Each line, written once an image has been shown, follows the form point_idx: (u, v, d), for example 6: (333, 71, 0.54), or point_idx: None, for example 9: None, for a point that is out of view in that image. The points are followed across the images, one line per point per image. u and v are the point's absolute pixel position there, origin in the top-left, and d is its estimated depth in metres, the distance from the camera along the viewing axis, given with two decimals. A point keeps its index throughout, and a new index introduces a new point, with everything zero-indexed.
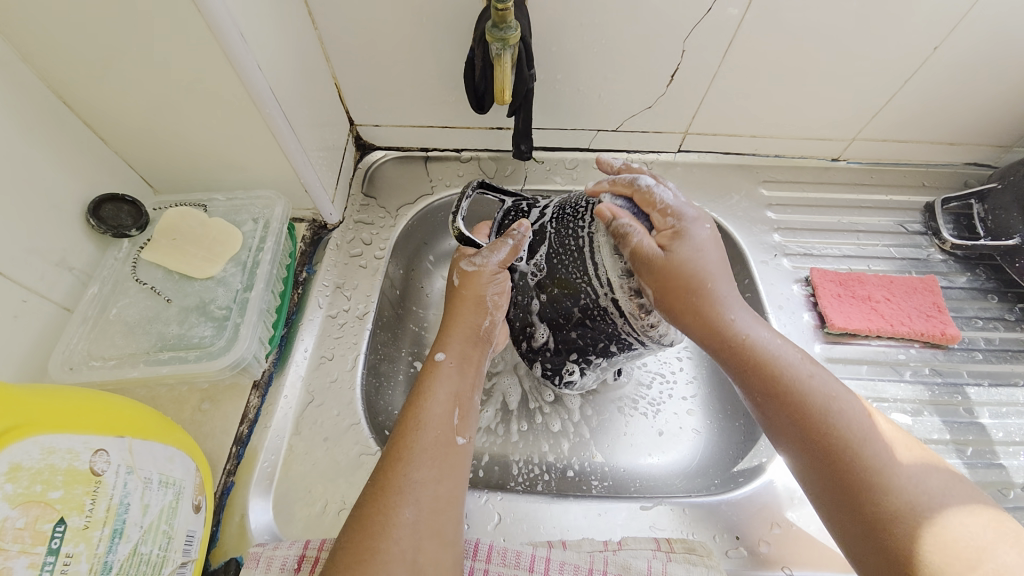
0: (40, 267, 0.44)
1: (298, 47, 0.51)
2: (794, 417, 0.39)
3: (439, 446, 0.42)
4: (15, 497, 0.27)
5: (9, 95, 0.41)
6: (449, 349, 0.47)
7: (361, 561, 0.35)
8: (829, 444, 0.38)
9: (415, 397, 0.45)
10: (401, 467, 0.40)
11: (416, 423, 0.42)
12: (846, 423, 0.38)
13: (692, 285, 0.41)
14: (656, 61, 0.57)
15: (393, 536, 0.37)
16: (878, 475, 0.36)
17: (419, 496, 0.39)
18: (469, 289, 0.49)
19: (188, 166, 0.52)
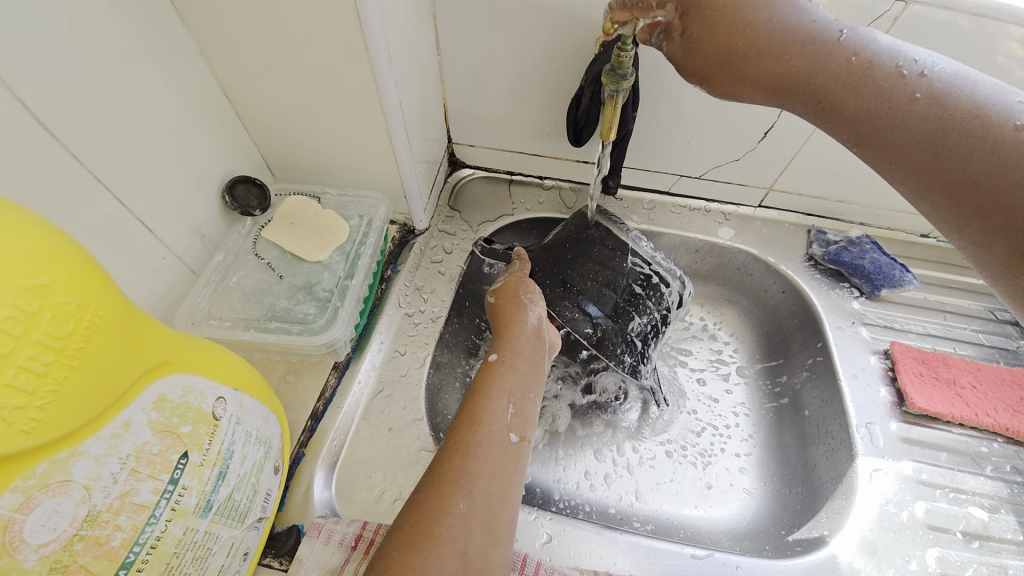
0: (180, 231, 0.50)
1: (424, 72, 0.57)
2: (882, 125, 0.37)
3: (490, 434, 0.44)
4: (156, 425, 0.29)
5: (185, 84, 0.48)
6: (501, 350, 0.52)
7: (414, 542, 0.37)
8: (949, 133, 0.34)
9: (474, 394, 0.48)
10: (458, 459, 0.42)
11: (473, 419, 0.45)
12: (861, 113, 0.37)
13: (741, 39, 0.38)
14: (755, 118, 0.60)
15: (447, 522, 0.38)
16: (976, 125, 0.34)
17: (473, 489, 0.40)
18: (506, 288, 0.58)
19: (311, 161, 0.59)
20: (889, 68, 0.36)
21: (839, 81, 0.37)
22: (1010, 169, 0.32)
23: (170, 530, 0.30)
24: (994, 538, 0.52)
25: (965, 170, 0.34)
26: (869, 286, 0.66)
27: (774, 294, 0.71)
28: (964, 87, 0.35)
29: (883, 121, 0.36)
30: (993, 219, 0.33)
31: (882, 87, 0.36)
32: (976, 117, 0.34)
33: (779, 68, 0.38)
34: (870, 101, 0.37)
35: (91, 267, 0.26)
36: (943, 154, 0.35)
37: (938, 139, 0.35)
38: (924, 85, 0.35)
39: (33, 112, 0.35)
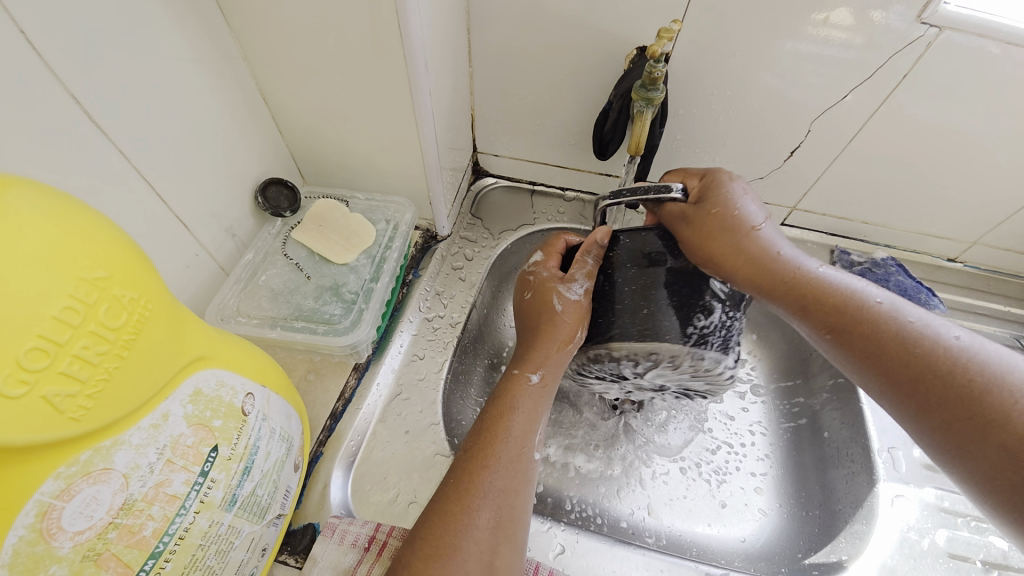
0: (213, 229, 0.51)
1: (456, 82, 0.58)
2: (912, 382, 0.37)
3: (520, 454, 0.44)
4: (191, 418, 0.30)
5: (227, 88, 0.50)
6: (540, 373, 0.50)
7: (440, 554, 0.37)
8: (928, 379, 0.37)
9: (501, 409, 0.46)
10: (488, 474, 0.41)
11: (503, 434, 0.44)
12: (878, 340, 0.39)
13: (710, 236, 0.46)
14: (781, 136, 0.60)
15: (471, 535, 0.38)
16: (963, 381, 0.35)
17: (497, 502, 0.40)
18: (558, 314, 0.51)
19: (341, 166, 0.60)
20: (890, 316, 0.40)
21: (812, 286, 0.44)
22: (944, 403, 0.36)
23: (198, 521, 0.31)
24: (1013, 568, 0.51)
25: (980, 433, 0.34)
26: None
27: None
28: (948, 343, 0.38)
29: (867, 345, 0.40)
30: (967, 439, 0.34)
31: (976, 357, 0.36)
32: (919, 352, 0.38)
33: (775, 271, 0.45)
34: (838, 316, 0.42)
35: (141, 261, 0.27)
36: (968, 391, 0.35)
37: (946, 385, 0.36)
38: (953, 347, 0.37)
39: (83, 108, 0.37)
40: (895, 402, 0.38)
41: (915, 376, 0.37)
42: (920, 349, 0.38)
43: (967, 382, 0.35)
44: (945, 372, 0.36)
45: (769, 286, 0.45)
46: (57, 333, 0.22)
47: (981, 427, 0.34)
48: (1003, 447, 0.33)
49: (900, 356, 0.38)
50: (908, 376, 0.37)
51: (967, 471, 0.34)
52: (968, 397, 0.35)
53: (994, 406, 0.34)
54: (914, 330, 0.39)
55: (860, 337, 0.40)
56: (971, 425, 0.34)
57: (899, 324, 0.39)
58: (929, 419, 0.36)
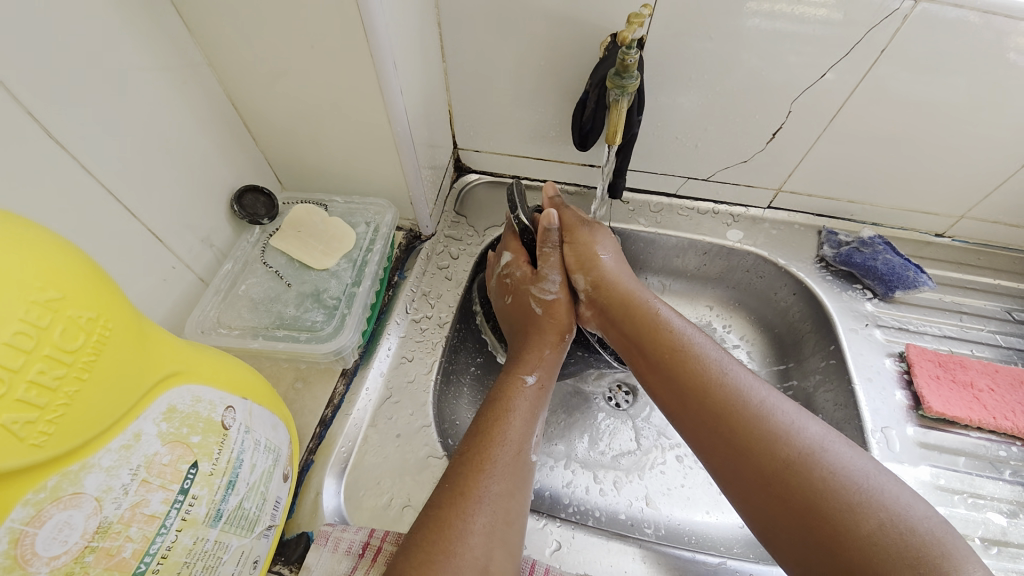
0: (190, 241, 0.50)
1: (430, 79, 0.57)
2: (735, 459, 0.40)
3: (519, 457, 0.44)
4: (167, 435, 0.30)
5: (196, 96, 0.49)
6: (536, 375, 0.51)
7: (430, 558, 0.36)
8: (748, 451, 0.40)
9: (499, 412, 0.47)
10: (480, 476, 0.41)
11: (501, 438, 0.44)
12: (711, 421, 0.42)
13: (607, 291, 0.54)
14: (762, 118, 0.59)
15: (461, 536, 0.38)
16: (767, 433, 0.39)
17: (488, 503, 0.40)
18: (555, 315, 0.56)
19: (319, 170, 0.59)
20: (739, 401, 0.42)
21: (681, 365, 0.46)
22: (763, 450, 0.39)
23: (181, 539, 0.30)
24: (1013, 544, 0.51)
25: (757, 480, 0.39)
26: (882, 287, 0.65)
27: (785, 296, 0.70)
28: (784, 426, 0.40)
29: (709, 417, 0.42)
30: (762, 480, 0.38)
31: (796, 446, 0.38)
32: (750, 432, 0.40)
33: (652, 351, 0.48)
34: (690, 378, 0.45)
35: (100, 279, 0.26)
36: (769, 476, 0.38)
37: (760, 470, 0.39)
38: (783, 433, 0.39)
39: (43, 125, 0.36)
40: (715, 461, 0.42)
41: (739, 442, 0.40)
42: (746, 442, 0.40)
43: (786, 458, 0.38)
44: (757, 442, 0.39)
45: (646, 357, 0.49)
46: (11, 360, 0.22)
47: (767, 475, 0.38)
48: (788, 496, 0.37)
49: (728, 430, 0.41)
50: (731, 438, 0.41)
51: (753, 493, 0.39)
52: (769, 453, 0.39)
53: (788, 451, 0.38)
54: (765, 415, 0.41)
55: (718, 429, 0.41)
56: (766, 483, 0.38)
57: (744, 395, 0.42)
58: (738, 469, 0.40)
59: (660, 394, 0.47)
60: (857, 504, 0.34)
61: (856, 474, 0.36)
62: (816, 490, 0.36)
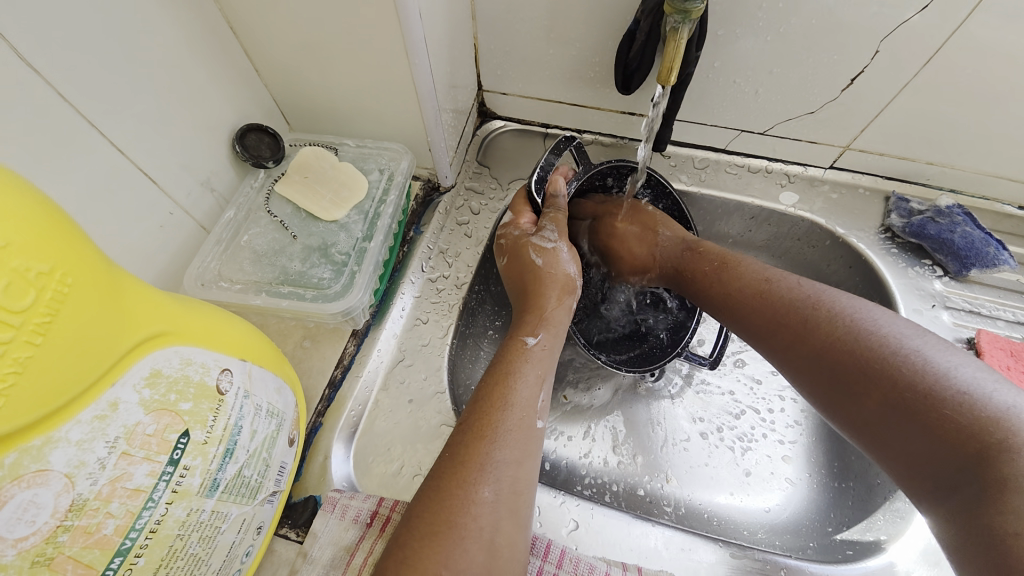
0: (188, 184, 0.46)
1: (452, 3, 0.49)
2: (847, 375, 0.41)
3: (524, 422, 0.40)
4: (150, 403, 0.26)
5: (187, 17, 0.43)
6: (540, 334, 0.47)
7: (436, 533, 0.34)
8: (849, 364, 0.40)
9: (506, 371, 0.43)
10: (485, 445, 0.38)
11: (502, 403, 0.40)
12: (801, 333, 0.44)
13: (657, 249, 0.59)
14: (840, 62, 0.50)
15: (472, 513, 0.35)
16: (851, 341, 0.41)
17: (501, 477, 0.37)
18: (545, 273, 0.51)
19: (328, 109, 0.53)
20: (816, 315, 0.44)
21: (749, 291, 0.49)
22: (845, 357, 0.41)
23: (173, 512, 0.28)
24: None
25: (859, 384, 0.40)
26: (956, 264, 0.57)
27: (837, 269, 0.63)
28: (850, 332, 0.41)
29: (790, 331, 0.45)
30: (861, 389, 0.40)
31: (871, 345, 0.40)
32: (831, 337, 0.42)
33: (717, 285, 0.52)
34: (761, 308, 0.47)
35: (60, 228, 0.22)
36: (871, 383, 0.39)
37: (866, 377, 0.39)
38: (856, 334, 0.41)
39: (9, 44, 0.31)
40: (830, 390, 0.42)
41: (821, 353, 0.42)
42: (832, 340, 0.42)
43: (885, 365, 0.39)
44: (852, 352, 0.41)
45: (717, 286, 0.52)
46: None
47: (885, 390, 0.38)
48: (919, 411, 0.36)
49: (816, 343, 0.43)
50: (813, 346, 0.43)
51: (878, 416, 0.39)
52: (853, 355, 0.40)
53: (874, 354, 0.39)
54: (834, 323, 0.42)
55: (802, 345, 0.44)
56: (863, 379, 0.39)
57: (828, 310, 0.43)
58: (835, 381, 0.41)
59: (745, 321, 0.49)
60: (928, 374, 0.37)
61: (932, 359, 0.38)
62: (904, 378, 0.37)
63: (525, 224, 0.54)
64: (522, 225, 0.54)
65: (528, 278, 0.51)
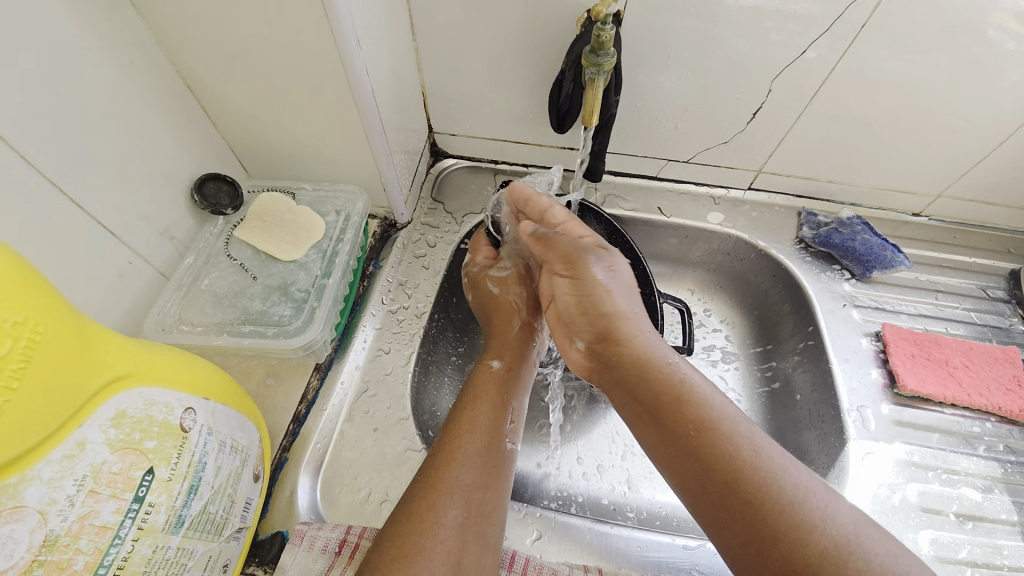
0: (147, 234, 0.48)
1: (399, 59, 0.55)
2: (727, 505, 0.33)
3: (493, 446, 0.43)
4: (116, 442, 0.28)
5: (146, 79, 0.46)
6: (503, 358, 0.51)
7: (404, 552, 0.35)
8: (732, 493, 0.33)
9: (472, 399, 0.46)
10: (452, 467, 0.40)
11: (470, 426, 0.43)
12: (700, 445, 0.35)
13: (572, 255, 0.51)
14: (741, 98, 0.58)
15: (437, 532, 0.37)
16: (741, 466, 0.34)
17: (466, 498, 0.39)
18: (505, 299, 0.57)
19: (285, 156, 0.57)
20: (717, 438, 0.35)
21: (639, 375, 0.41)
22: (729, 479, 0.34)
23: (139, 549, 0.29)
24: (987, 519, 0.52)
25: (744, 525, 0.32)
26: (860, 268, 0.65)
27: (763, 279, 0.70)
28: (737, 451, 0.35)
29: (680, 443, 0.36)
30: (736, 527, 0.33)
31: (761, 476, 0.33)
32: (729, 461, 0.34)
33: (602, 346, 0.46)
34: (656, 406, 0.39)
35: (29, 282, 0.25)
36: (745, 517, 0.32)
37: (755, 524, 0.32)
38: (745, 443, 0.35)
39: None
40: (708, 514, 0.34)
41: (710, 474, 0.34)
42: (731, 466, 0.34)
43: (767, 504, 0.32)
44: (728, 483, 0.34)
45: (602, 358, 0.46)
46: None
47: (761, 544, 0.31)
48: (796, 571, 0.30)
49: (741, 507, 0.33)
50: (741, 520, 0.32)
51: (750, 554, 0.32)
52: (801, 548, 0.30)
53: (762, 485, 0.33)
54: (736, 448, 0.35)
55: (694, 461, 0.35)
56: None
57: (752, 457, 0.34)
58: (717, 513, 0.34)
59: (660, 451, 0.38)
60: (805, 518, 0.31)
61: (824, 503, 0.32)
62: (774, 515, 0.32)
63: (481, 257, 0.62)
64: (482, 259, 0.62)
65: (489, 306, 0.57)
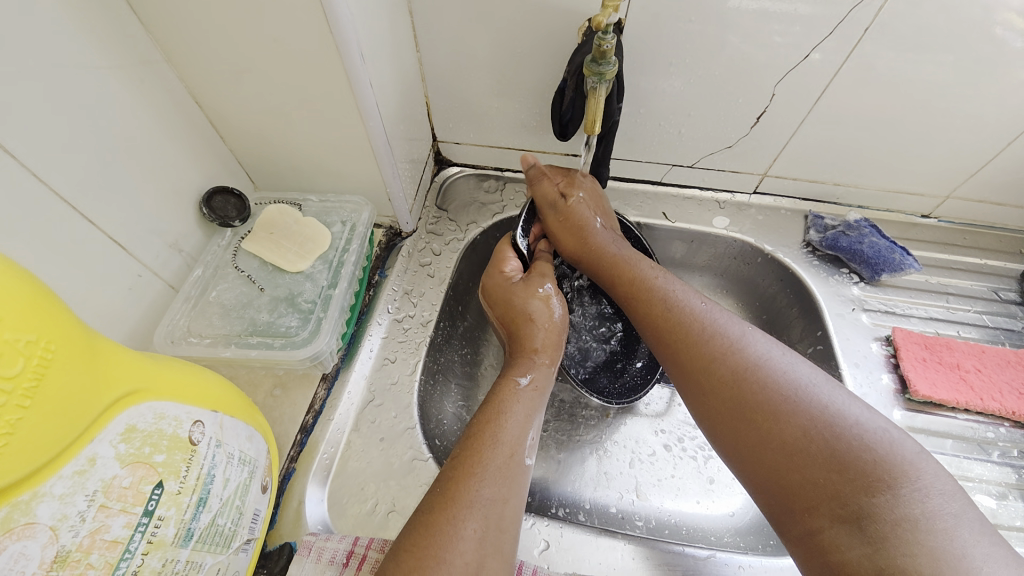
0: (156, 247, 0.48)
1: (403, 70, 0.55)
2: (741, 418, 0.42)
3: (511, 459, 0.42)
4: (126, 457, 0.28)
5: (155, 96, 0.47)
6: (530, 374, 0.49)
7: (422, 566, 0.35)
8: (744, 407, 0.42)
9: (492, 412, 0.45)
10: (473, 481, 0.40)
11: (491, 440, 0.43)
12: (717, 370, 0.44)
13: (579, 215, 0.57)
14: (745, 103, 0.58)
15: (456, 546, 0.36)
16: (751, 386, 0.42)
17: (485, 513, 0.39)
18: (535, 311, 0.53)
19: (291, 168, 0.57)
20: (733, 364, 0.43)
21: (658, 315, 0.49)
22: (741, 395, 0.42)
23: (148, 562, 0.29)
24: (1002, 526, 0.51)
25: (754, 428, 0.41)
26: (869, 271, 0.64)
27: (771, 283, 0.70)
28: (754, 372, 0.43)
29: (702, 371, 0.45)
30: (748, 432, 0.41)
31: (777, 390, 0.41)
32: (740, 379, 0.43)
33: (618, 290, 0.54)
34: (684, 341, 0.47)
35: (42, 300, 0.25)
36: (759, 423, 0.41)
37: (764, 428, 0.40)
38: (756, 366, 0.43)
39: None
40: (722, 426, 0.43)
41: (726, 396, 0.43)
42: (745, 384, 0.42)
43: (776, 411, 0.40)
44: (743, 399, 0.42)
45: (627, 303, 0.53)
46: None
47: (779, 445, 0.39)
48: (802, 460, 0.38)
49: (755, 417, 0.41)
50: (747, 425, 0.41)
51: (763, 453, 0.40)
52: (799, 446, 0.39)
53: (767, 395, 0.41)
54: (746, 370, 0.43)
55: (709, 385, 0.44)
56: (776, 468, 0.39)
57: (758, 371, 0.43)
58: (732, 422, 0.42)
59: (682, 378, 0.47)
60: (808, 418, 0.39)
61: (831, 403, 0.40)
62: (776, 416, 0.40)
63: (509, 270, 0.57)
64: (506, 270, 0.57)
65: (513, 315, 0.54)
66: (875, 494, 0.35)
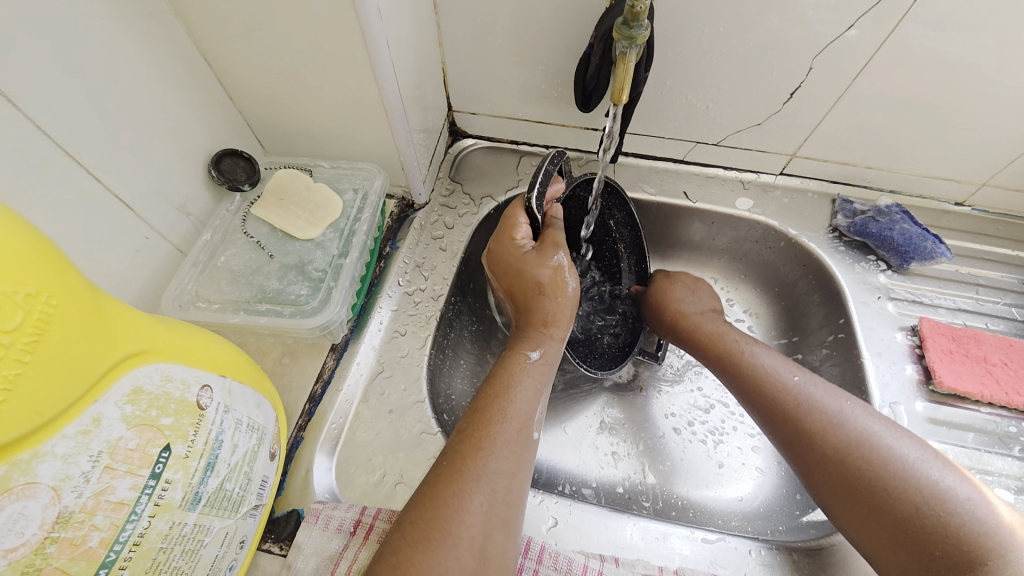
0: (164, 209, 0.47)
1: (419, 31, 0.52)
2: (828, 470, 0.44)
3: (519, 435, 0.42)
4: (131, 419, 0.27)
5: (161, 51, 0.45)
6: (541, 351, 0.48)
7: (428, 540, 0.35)
8: (834, 462, 0.44)
9: (500, 386, 0.44)
10: (481, 457, 0.39)
11: (500, 415, 0.42)
12: (805, 423, 0.46)
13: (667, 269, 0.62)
14: (778, 77, 0.55)
15: (465, 521, 0.36)
16: (837, 438, 0.44)
17: (494, 488, 0.38)
18: (549, 285, 0.51)
19: (301, 132, 0.55)
20: (816, 418, 0.46)
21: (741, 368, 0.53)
22: (828, 445, 0.44)
23: (155, 525, 0.29)
24: None
25: (845, 479, 0.43)
26: (897, 259, 0.62)
27: (792, 268, 0.68)
28: (837, 425, 0.45)
29: (787, 422, 0.47)
30: (839, 485, 0.43)
31: (865, 443, 0.43)
32: (824, 431, 0.45)
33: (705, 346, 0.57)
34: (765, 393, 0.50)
35: (42, 255, 0.24)
36: (851, 476, 0.43)
37: (856, 480, 0.42)
38: (838, 420, 0.45)
39: None
40: (816, 479, 0.45)
41: (815, 449, 0.45)
42: (837, 438, 0.44)
43: (868, 464, 0.42)
44: (829, 452, 0.44)
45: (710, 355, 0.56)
46: None
47: (868, 498, 0.41)
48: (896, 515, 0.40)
49: (848, 471, 0.43)
50: (841, 480, 0.43)
51: (857, 507, 0.42)
52: (895, 502, 0.40)
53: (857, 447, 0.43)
54: (834, 423, 0.45)
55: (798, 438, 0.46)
56: (877, 521, 0.41)
57: (841, 425, 0.45)
58: (825, 476, 0.44)
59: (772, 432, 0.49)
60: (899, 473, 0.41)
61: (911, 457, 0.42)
62: (870, 468, 0.42)
63: (521, 239, 0.52)
64: (519, 238, 0.52)
65: (525, 288, 0.51)
66: (974, 548, 0.36)
